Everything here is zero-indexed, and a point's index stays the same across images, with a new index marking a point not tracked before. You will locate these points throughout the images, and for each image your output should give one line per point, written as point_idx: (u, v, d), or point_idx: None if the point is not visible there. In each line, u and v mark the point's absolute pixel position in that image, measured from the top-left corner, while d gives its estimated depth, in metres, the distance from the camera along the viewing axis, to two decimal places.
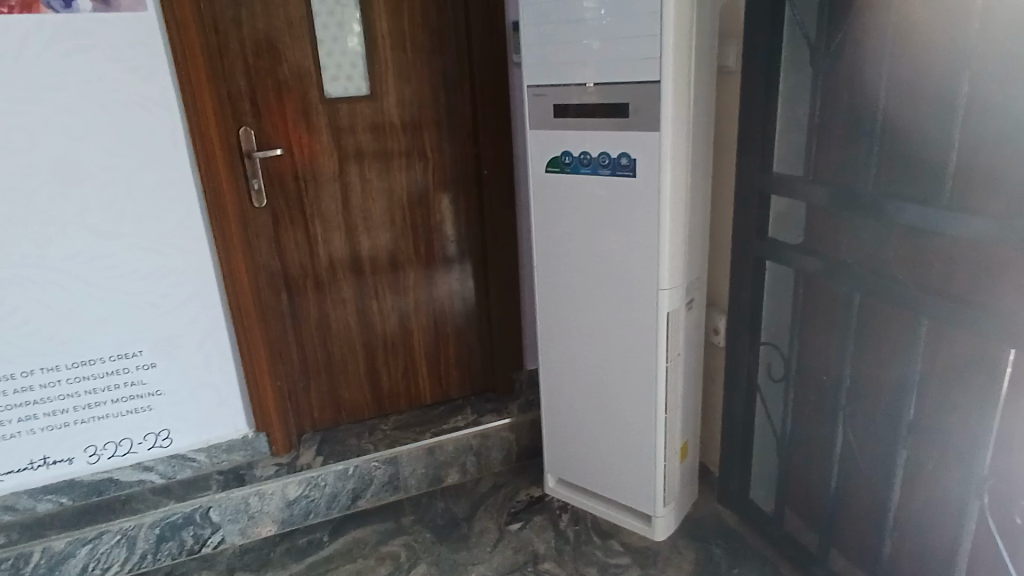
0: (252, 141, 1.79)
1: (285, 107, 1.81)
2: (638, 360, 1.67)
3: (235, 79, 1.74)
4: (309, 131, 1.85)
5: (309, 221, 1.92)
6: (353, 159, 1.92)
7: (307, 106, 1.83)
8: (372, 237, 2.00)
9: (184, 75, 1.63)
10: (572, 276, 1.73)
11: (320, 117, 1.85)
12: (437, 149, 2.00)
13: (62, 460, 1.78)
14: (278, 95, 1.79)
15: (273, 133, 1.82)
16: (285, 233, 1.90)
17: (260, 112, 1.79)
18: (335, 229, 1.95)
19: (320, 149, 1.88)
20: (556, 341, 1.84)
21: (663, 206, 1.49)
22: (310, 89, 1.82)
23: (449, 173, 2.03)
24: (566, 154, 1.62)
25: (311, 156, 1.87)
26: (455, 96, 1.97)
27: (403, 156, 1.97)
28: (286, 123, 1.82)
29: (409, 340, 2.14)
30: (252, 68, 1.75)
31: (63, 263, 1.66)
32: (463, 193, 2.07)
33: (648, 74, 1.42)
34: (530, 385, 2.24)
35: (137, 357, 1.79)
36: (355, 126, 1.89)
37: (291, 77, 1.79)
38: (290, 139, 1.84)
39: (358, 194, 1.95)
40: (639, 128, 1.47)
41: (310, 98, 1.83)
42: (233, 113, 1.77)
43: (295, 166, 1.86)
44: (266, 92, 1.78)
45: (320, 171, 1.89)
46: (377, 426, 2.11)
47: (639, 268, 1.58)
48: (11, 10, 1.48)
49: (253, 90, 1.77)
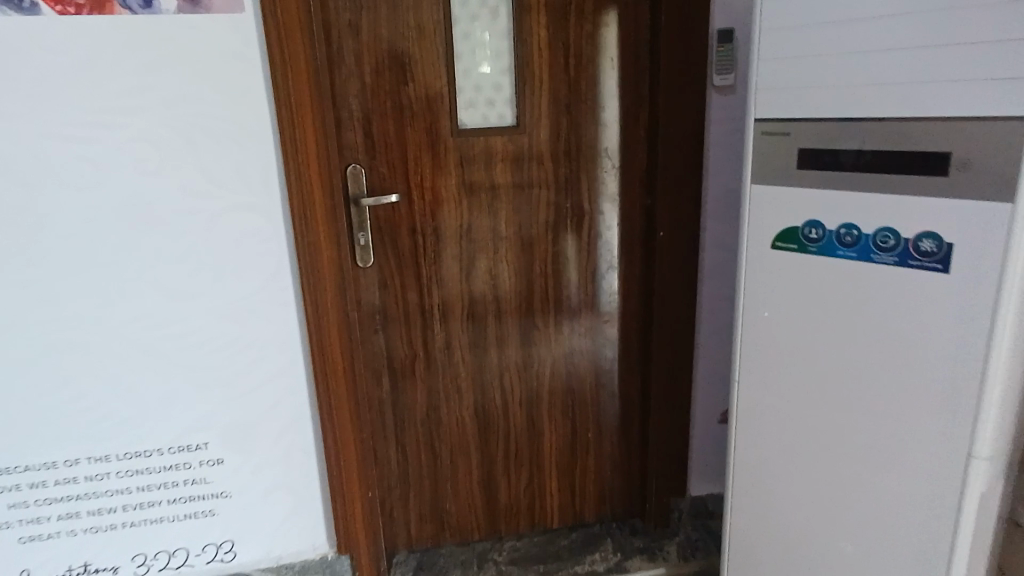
0: (360, 184, 1.38)
1: (406, 142, 1.38)
2: (909, 553, 1.06)
3: (347, 103, 1.34)
4: (434, 173, 1.41)
5: (425, 288, 1.46)
6: (486, 210, 1.45)
7: (434, 140, 1.39)
8: (501, 313, 1.52)
9: (285, 98, 1.23)
10: (801, 403, 1.15)
11: (449, 155, 1.40)
12: (596, 199, 1.49)
13: (105, 570, 1.42)
14: (399, 127, 1.37)
15: (389, 174, 1.39)
16: (393, 302, 1.46)
17: (376, 146, 1.37)
18: (455, 300, 1.48)
19: (445, 196, 1.43)
20: (762, 486, 1.27)
21: (1003, 327, 0.89)
22: (440, 120, 1.38)
23: (607, 231, 1.52)
24: (812, 226, 1.06)
25: (433, 205, 1.43)
26: (626, 130, 1.46)
27: (548, 209, 1.48)
28: (406, 162, 1.39)
29: (538, 445, 1.62)
30: (370, 92, 1.34)
31: (121, 329, 1.31)
32: (625, 258, 1.54)
33: (999, 107, 0.84)
34: (693, 518, 1.67)
35: (202, 451, 1.40)
36: (493, 167, 1.43)
37: (416, 103, 1.36)
38: (409, 184, 1.41)
39: (489, 256, 1.48)
40: (965, 194, 0.89)
41: (438, 130, 1.39)
42: (342, 148, 1.36)
43: (413, 217, 1.42)
44: (385, 119, 1.36)
45: (443, 225, 1.44)
46: (488, 555, 1.61)
47: (934, 414, 0.98)
48: (80, 10, 1.15)
49: (368, 118, 1.35)
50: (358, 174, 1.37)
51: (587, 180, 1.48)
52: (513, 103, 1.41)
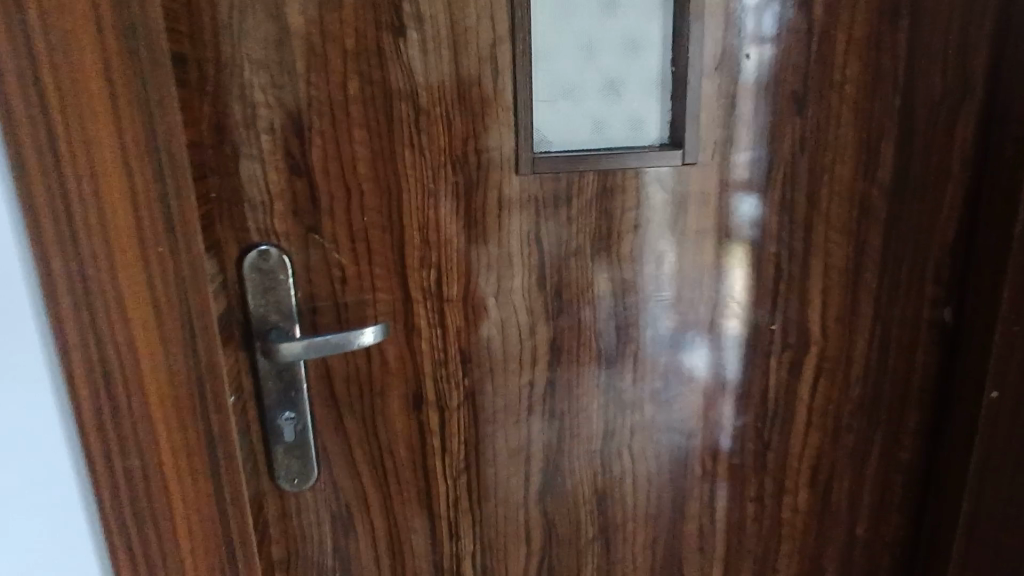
0: (279, 303, 0.52)
1: (398, 193, 0.53)
2: None
3: (237, 93, 0.49)
4: (468, 266, 0.56)
5: (442, 531, 0.62)
6: (588, 349, 0.61)
7: (469, 189, 0.54)
8: (608, 564, 0.67)
9: (16, 72, 0.38)
10: None
11: (505, 222, 0.56)
12: (804, 288, 0.64)
13: None
14: (381, 157, 0.52)
15: (356, 273, 0.54)
16: (368, 560, 0.61)
17: (319, 205, 0.52)
18: (509, 545, 0.64)
19: (492, 318, 0.58)
20: None
21: None
22: (487, 137, 0.53)
23: (731, 263, 0.62)
24: None
25: (469, 338, 0.58)
26: (925, 157, 0.61)
27: (704, 328, 0.63)
28: (400, 242, 0.54)
29: None
30: (303, 62, 0.49)
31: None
32: (743, 298, 0.63)
33: None
34: None
35: None
36: (606, 250, 0.59)
37: (425, 92, 0.52)
38: (409, 295, 0.55)
39: (596, 448, 0.63)
40: None
41: (479, 162, 0.54)
42: (230, 213, 0.50)
43: (419, 373, 0.57)
44: (346, 126, 0.51)
45: (488, 387, 0.59)
46: None
47: None
48: None
49: (298, 130, 0.50)
50: (274, 275, 0.52)
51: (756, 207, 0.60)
52: (668, 98, 0.57)
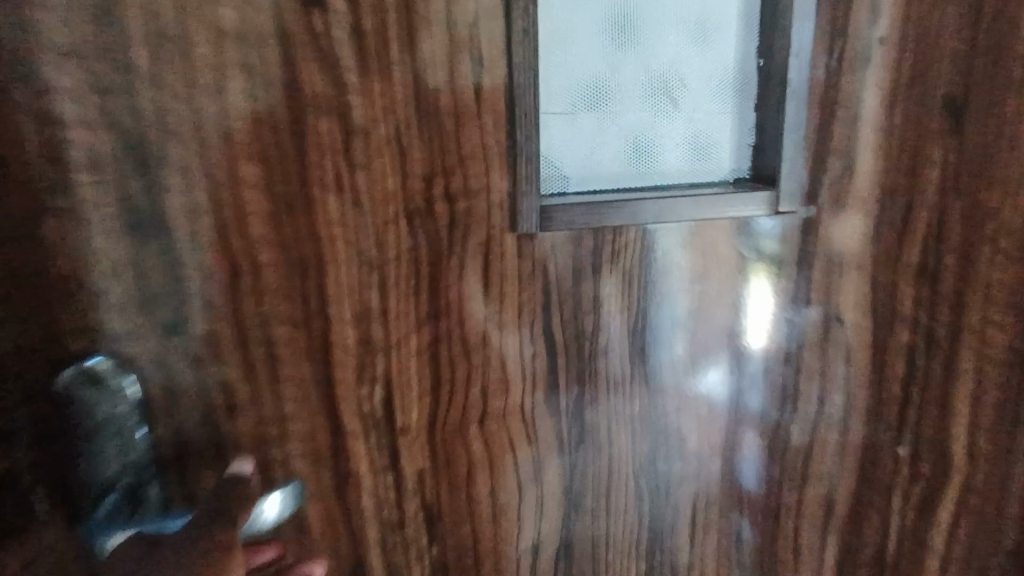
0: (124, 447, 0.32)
1: (319, 267, 0.32)
2: None
3: (28, 103, 0.27)
4: (434, 377, 0.36)
5: None
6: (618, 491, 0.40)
7: (434, 260, 0.34)
8: None
9: None
10: None
11: (493, 311, 0.35)
12: (952, 403, 0.42)
13: None
14: (288, 211, 0.31)
15: (252, 394, 0.34)
16: None
17: (186, 289, 0.31)
18: None
19: (472, 452, 0.37)
20: None
21: None
22: (466, 177, 0.33)
23: (747, 286, 0.38)
24: None
25: (437, 478, 0.37)
26: None
27: (783, 456, 0.41)
28: (324, 342, 0.34)
29: None
30: (143, 49, 0.28)
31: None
32: (766, 321, 0.39)
33: None
34: None
35: None
36: (648, 348, 0.38)
37: (359, 102, 0.31)
38: (339, 422, 0.35)
39: None
40: None
41: (451, 216, 0.33)
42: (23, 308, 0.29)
43: (358, 535, 0.37)
44: (226, 160, 0.30)
45: (465, 547, 0.39)
46: None
47: None
48: None
49: (141, 167, 0.29)
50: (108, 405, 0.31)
51: (867, 282, 0.39)
52: (749, 113, 0.37)
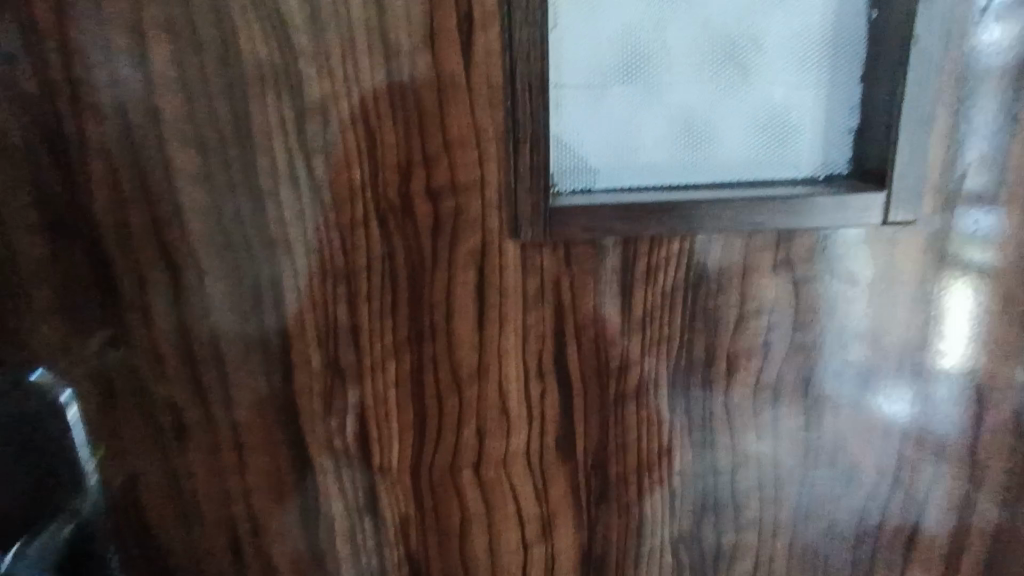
0: (61, 472, 0.28)
1: (274, 277, 0.27)
2: None
3: None
4: (417, 413, 0.29)
5: None
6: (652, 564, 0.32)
7: (413, 271, 0.27)
8: None
9: None
10: None
11: (490, 336, 0.28)
12: None
13: None
14: (232, 208, 0.26)
15: (204, 419, 0.29)
16: None
17: (122, 299, 0.27)
18: None
19: (467, 505, 0.31)
20: None
21: None
22: (453, 169, 0.25)
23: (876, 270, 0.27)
24: None
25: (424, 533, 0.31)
26: None
27: (876, 540, 0.32)
28: (285, 366, 0.28)
29: None
30: (49, 9, 0.23)
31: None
32: (899, 313, 0.28)
33: None
34: None
35: None
36: (696, 396, 0.29)
37: (314, 72, 0.24)
38: (307, 459, 0.30)
39: None
40: None
41: (435, 217, 0.26)
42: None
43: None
44: (157, 146, 0.25)
45: None
46: None
47: None
48: None
49: (59, 155, 0.25)
50: (44, 418, 0.28)
51: (1012, 319, 0.29)
52: (851, 85, 0.27)
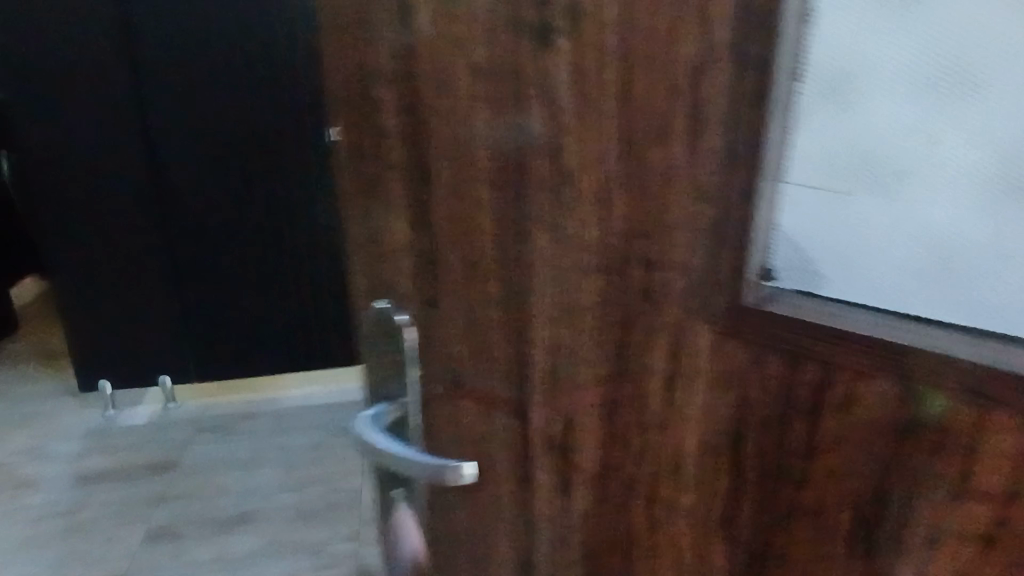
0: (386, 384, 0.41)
1: (526, 295, 0.34)
2: None
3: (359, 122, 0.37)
4: (610, 436, 0.34)
5: None
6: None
7: (625, 322, 0.31)
8: None
9: None
10: None
11: (681, 397, 0.30)
12: None
13: None
14: (509, 240, 0.34)
15: (469, 381, 0.39)
16: None
17: (439, 273, 0.37)
18: None
19: (638, 529, 0.35)
20: None
21: None
22: (668, 249, 0.28)
23: None
24: None
25: (603, 530, 0.36)
26: None
27: None
28: (517, 361, 0.36)
29: None
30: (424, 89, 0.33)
31: (112, 352, 1.34)
32: None
33: None
34: None
35: None
36: (889, 534, 0.27)
37: (573, 149, 0.30)
38: (523, 434, 0.38)
39: None
40: None
41: (649, 283, 0.29)
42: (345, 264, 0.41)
43: (527, 544, 0.40)
44: (472, 183, 0.34)
45: None
46: None
47: None
48: None
49: (418, 163, 0.35)
50: (390, 339, 0.40)
51: None
52: None
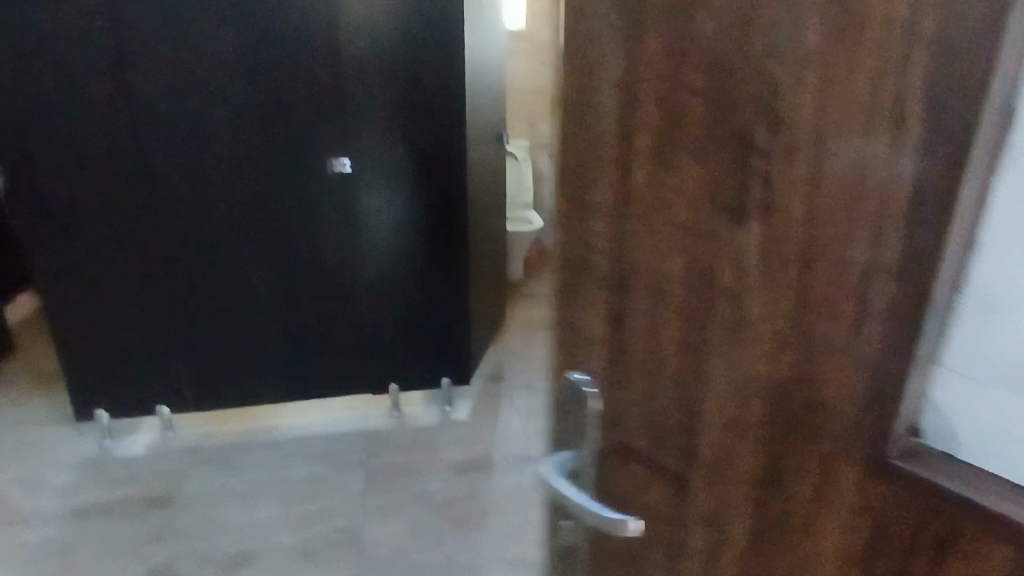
0: (601, 283, 0.75)
1: (790, 284, 0.61)
2: None
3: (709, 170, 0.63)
4: (818, 357, 0.61)
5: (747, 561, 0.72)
6: (836, 413, 0.61)
7: (858, 285, 0.58)
8: None
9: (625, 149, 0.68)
10: None
11: (859, 310, 0.58)
12: None
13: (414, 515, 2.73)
14: (782, 249, 0.61)
15: (748, 319, 0.64)
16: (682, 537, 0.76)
17: (738, 240, 0.63)
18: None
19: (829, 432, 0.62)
20: None
21: None
22: (876, 236, 0.56)
23: None
24: None
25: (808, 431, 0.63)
26: None
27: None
28: (790, 311, 0.62)
29: None
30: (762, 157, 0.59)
31: None
32: None
33: None
34: None
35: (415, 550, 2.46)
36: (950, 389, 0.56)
37: (840, 209, 0.57)
38: (780, 371, 0.64)
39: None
40: None
41: (841, 277, 0.58)
42: (554, 204, 0.78)
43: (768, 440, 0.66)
44: (771, 223, 0.60)
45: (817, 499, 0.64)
46: None
47: None
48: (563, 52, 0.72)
49: (733, 196, 0.62)
50: (704, 297, 0.67)
51: None
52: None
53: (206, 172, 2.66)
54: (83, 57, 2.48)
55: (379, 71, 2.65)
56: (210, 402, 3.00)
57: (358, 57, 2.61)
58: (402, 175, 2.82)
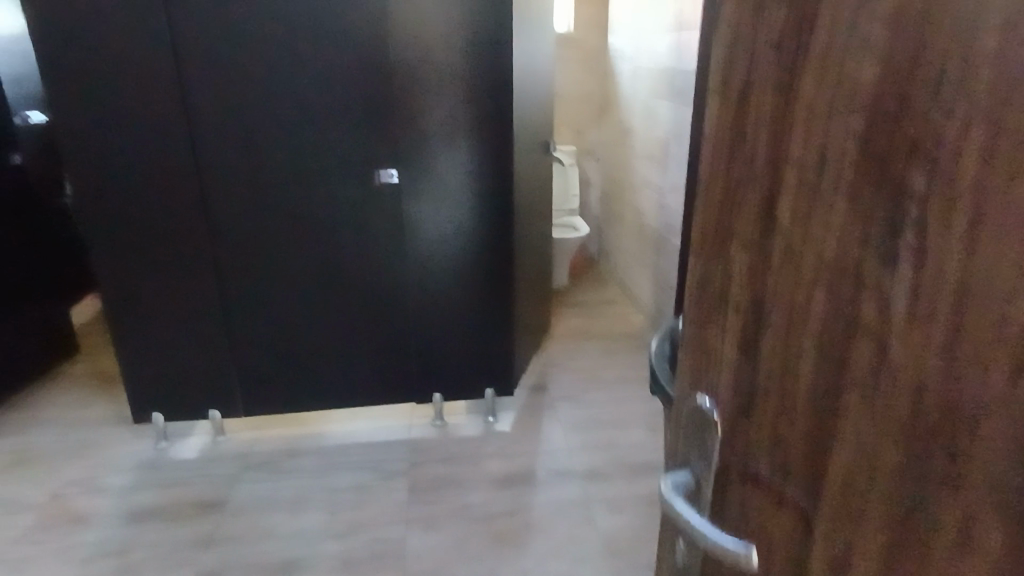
0: (749, 254, 0.74)
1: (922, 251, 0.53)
2: None
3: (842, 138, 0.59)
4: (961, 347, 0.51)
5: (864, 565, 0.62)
6: (965, 424, 0.52)
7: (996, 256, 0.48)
8: None
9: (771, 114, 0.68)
10: None
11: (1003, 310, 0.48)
12: None
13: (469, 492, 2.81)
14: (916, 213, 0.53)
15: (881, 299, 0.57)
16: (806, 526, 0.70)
17: (881, 217, 0.57)
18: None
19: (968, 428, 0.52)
20: None
21: None
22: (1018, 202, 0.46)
23: None
24: None
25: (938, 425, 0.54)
26: None
27: None
28: (922, 278, 0.54)
29: None
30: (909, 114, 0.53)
31: None
32: None
33: None
34: None
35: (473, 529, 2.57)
36: None
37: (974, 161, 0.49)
38: (913, 357, 0.55)
39: None
40: None
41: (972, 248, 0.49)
42: (714, 181, 0.79)
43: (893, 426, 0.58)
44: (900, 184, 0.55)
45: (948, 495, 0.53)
46: None
47: None
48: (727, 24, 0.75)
49: (869, 161, 0.57)
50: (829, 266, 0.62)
51: None
52: None
53: (262, 185, 2.74)
54: (148, 75, 2.57)
55: (428, 85, 2.69)
56: (259, 408, 3.07)
57: (411, 71, 2.65)
58: (450, 187, 2.85)
